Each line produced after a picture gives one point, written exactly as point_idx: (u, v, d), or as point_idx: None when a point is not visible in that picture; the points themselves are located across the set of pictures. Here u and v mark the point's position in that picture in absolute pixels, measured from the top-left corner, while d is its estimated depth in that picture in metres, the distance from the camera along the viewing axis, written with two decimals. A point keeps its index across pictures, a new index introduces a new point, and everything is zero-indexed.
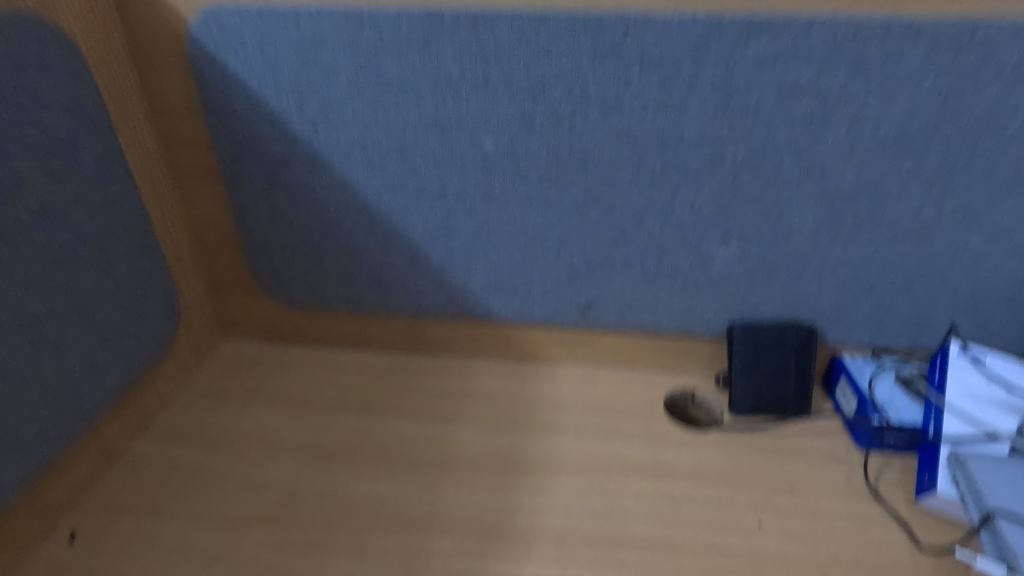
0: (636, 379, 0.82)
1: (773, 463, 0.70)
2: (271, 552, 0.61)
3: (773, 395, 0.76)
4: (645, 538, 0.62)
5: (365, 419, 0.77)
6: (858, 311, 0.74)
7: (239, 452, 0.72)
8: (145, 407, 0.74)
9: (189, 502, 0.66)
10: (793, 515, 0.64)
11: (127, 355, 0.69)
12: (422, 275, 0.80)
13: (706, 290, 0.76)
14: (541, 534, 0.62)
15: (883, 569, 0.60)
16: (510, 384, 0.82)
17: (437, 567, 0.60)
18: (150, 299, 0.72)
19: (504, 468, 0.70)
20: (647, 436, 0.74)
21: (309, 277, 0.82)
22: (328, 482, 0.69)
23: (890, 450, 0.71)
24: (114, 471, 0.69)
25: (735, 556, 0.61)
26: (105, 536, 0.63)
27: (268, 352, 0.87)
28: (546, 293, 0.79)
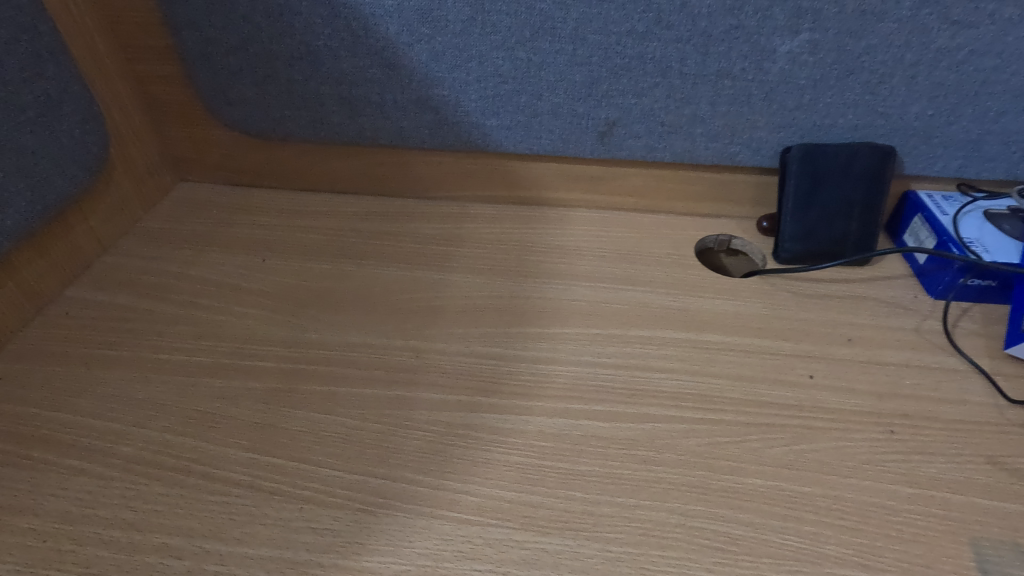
0: (663, 224, 0.69)
1: (826, 311, 0.59)
2: (226, 402, 0.51)
3: (830, 236, 0.62)
4: (673, 390, 0.51)
5: (340, 265, 0.65)
6: (953, 127, 0.58)
7: (192, 297, 0.61)
8: (79, 247, 0.63)
9: (130, 349, 0.56)
10: (852, 367, 0.53)
11: (39, 175, 0.56)
12: (401, 88, 0.64)
13: (760, 103, 0.60)
14: (547, 386, 0.52)
15: (965, 423, 0.49)
16: (512, 229, 0.69)
17: (422, 418, 0.49)
18: (59, 105, 0.57)
19: (504, 317, 0.59)
20: (676, 284, 0.62)
21: (265, 92, 0.66)
22: (294, 329, 0.58)
23: (971, 298, 0.59)
24: (43, 316, 0.59)
25: (784, 408, 0.50)
26: (30, 384, 0.53)
27: (227, 196, 0.74)
28: (557, 111, 0.63)
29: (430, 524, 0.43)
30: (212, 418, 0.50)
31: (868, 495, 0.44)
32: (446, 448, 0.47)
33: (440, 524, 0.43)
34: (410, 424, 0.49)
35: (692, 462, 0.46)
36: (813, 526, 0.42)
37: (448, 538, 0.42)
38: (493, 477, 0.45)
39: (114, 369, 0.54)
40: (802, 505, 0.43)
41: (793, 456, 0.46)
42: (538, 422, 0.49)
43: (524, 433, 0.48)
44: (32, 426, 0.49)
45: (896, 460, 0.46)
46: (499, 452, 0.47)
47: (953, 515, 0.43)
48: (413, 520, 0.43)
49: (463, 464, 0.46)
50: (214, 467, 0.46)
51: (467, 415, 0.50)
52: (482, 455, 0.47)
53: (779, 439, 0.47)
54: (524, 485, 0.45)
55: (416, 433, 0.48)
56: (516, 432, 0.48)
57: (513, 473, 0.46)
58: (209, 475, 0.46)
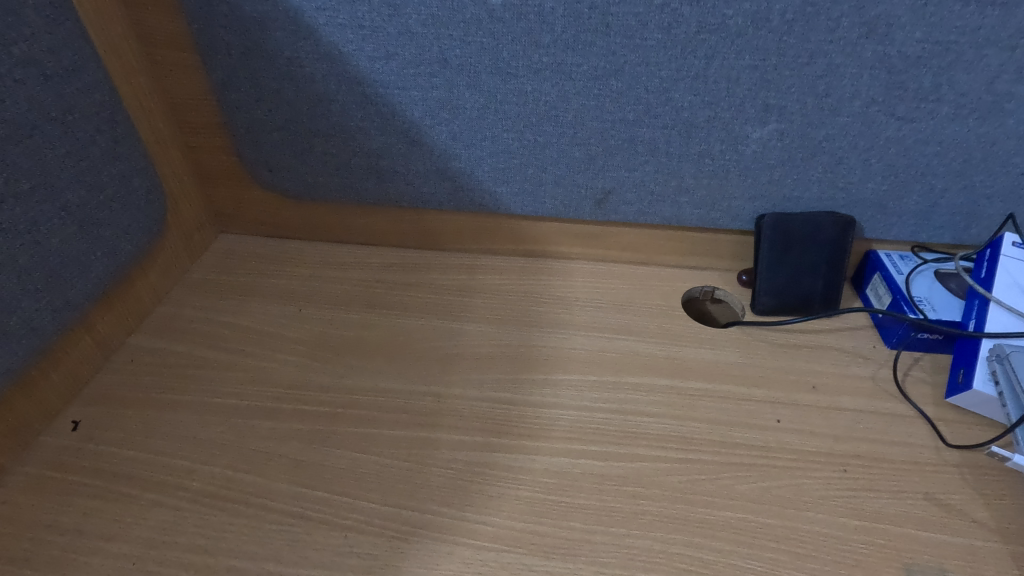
0: (654, 277, 0.78)
1: (795, 360, 0.67)
2: (276, 441, 0.60)
3: (799, 292, 0.71)
4: (659, 432, 0.60)
5: (368, 314, 0.74)
6: (905, 200, 0.67)
7: (239, 345, 0.70)
8: (140, 300, 0.72)
9: (191, 393, 0.65)
10: (814, 411, 0.62)
11: (113, 243, 0.65)
12: (423, 160, 0.73)
13: (736, 177, 0.69)
14: (551, 428, 0.60)
15: (907, 463, 0.57)
16: (520, 281, 0.78)
17: (444, 457, 0.58)
18: (131, 182, 0.66)
19: (513, 364, 0.67)
20: (664, 333, 0.71)
21: (303, 161, 0.75)
22: (330, 375, 0.67)
23: (921, 348, 0.67)
24: (113, 362, 0.67)
25: (754, 449, 0.58)
26: (107, 424, 0.61)
27: (264, 248, 0.83)
28: (559, 182, 0.72)
29: (453, 550, 0.51)
30: (265, 457, 0.58)
31: (821, 526, 0.52)
32: (465, 483, 0.56)
33: (462, 550, 0.51)
34: (434, 463, 0.57)
35: (674, 497, 0.54)
36: (773, 553, 0.51)
37: (469, 562, 0.50)
38: (505, 509, 0.54)
39: (178, 412, 0.63)
40: (765, 535, 0.52)
41: (759, 491, 0.55)
42: (544, 461, 0.57)
43: (531, 470, 0.57)
44: (114, 464, 0.58)
45: (847, 496, 0.54)
46: (510, 487, 0.55)
47: (892, 544, 0.51)
48: (439, 546, 0.51)
49: (480, 497, 0.55)
50: (269, 499, 0.55)
51: (482, 454, 0.58)
52: (496, 490, 0.55)
53: (749, 477, 0.56)
54: (532, 516, 0.53)
55: (439, 470, 0.57)
56: (525, 469, 0.57)
57: (522, 505, 0.54)
58: (266, 507, 0.54)
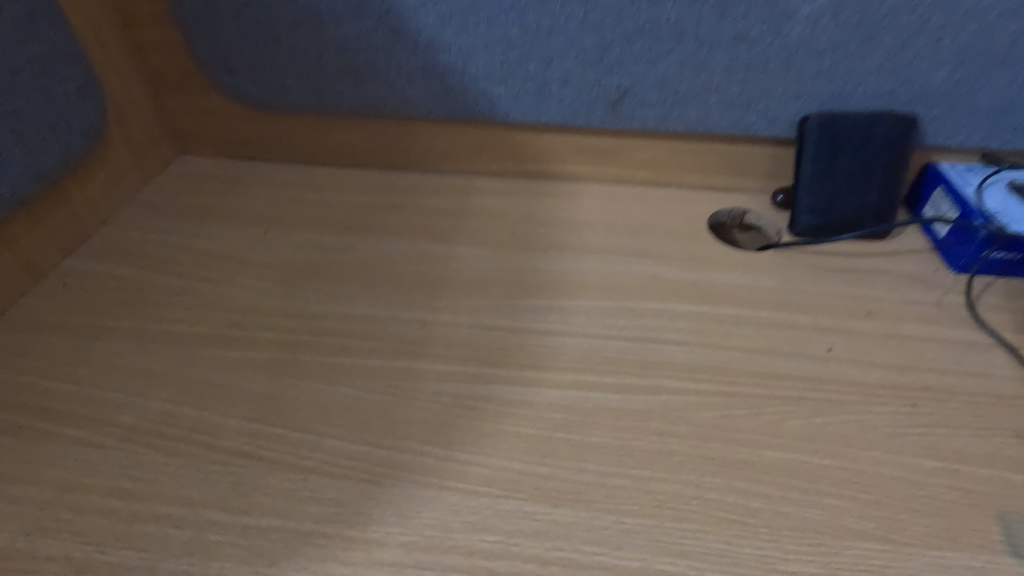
0: (675, 198, 0.67)
1: (844, 285, 0.57)
2: (228, 372, 0.50)
3: (846, 209, 0.60)
4: (687, 362, 0.50)
5: (344, 237, 0.63)
6: (979, 94, 0.56)
7: (192, 270, 0.60)
8: (77, 218, 0.61)
9: (131, 320, 0.55)
10: (871, 340, 0.52)
11: (35, 142, 0.54)
12: (406, 54, 0.62)
13: (778, 68, 0.58)
14: (558, 358, 0.50)
15: (989, 397, 0.47)
16: (520, 202, 0.67)
17: (429, 389, 0.48)
18: (56, 72, 0.56)
19: (512, 289, 0.57)
20: (689, 257, 0.60)
21: (266, 57, 0.64)
22: (297, 301, 0.56)
23: (993, 272, 0.57)
24: (42, 286, 0.57)
25: (802, 380, 0.48)
26: (28, 353, 0.52)
27: (227, 169, 0.72)
28: (568, 79, 0.61)
29: (438, 496, 0.41)
30: (213, 390, 0.48)
31: (890, 468, 0.43)
32: (454, 420, 0.46)
33: (449, 496, 0.41)
34: (416, 397, 0.48)
35: (708, 435, 0.45)
36: (833, 499, 0.41)
37: (457, 509, 0.41)
38: (502, 448, 0.44)
39: (113, 340, 0.53)
40: (821, 478, 0.42)
41: (811, 428, 0.45)
42: (549, 394, 0.48)
43: (534, 404, 0.47)
44: (31, 397, 0.48)
45: (918, 434, 0.45)
46: (508, 424, 0.46)
47: (977, 488, 0.41)
48: (420, 491, 0.42)
49: (472, 435, 0.45)
50: (215, 436, 0.45)
51: (475, 386, 0.48)
52: (491, 427, 0.45)
53: (798, 412, 0.46)
54: (535, 457, 0.43)
55: (423, 405, 0.47)
56: (526, 403, 0.47)
57: (523, 444, 0.44)
58: (211, 446, 0.45)
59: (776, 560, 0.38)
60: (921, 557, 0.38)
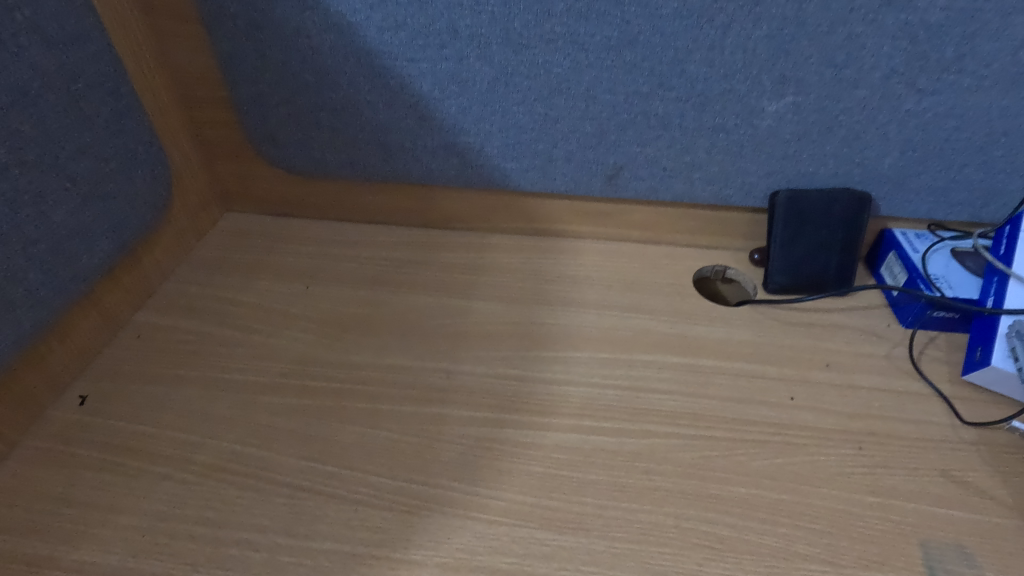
0: (664, 255, 0.77)
1: (808, 338, 0.66)
2: (284, 416, 0.59)
3: (812, 271, 0.70)
4: (671, 409, 0.59)
5: (376, 292, 0.73)
6: (923, 176, 0.66)
7: (246, 322, 0.69)
8: (146, 276, 0.71)
9: (198, 368, 0.64)
10: (828, 389, 0.61)
11: (119, 217, 0.64)
12: (431, 135, 0.72)
13: (751, 152, 0.67)
14: (562, 404, 0.60)
15: (923, 440, 0.56)
16: (529, 258, 0.77)
17: (454, 433, 0.57)
18: (135, 156, 0.66)
19: (522, 342, 0.67)
20: (675, 311, 0.70)
21: (310, 136, 0.74)
22: (338, 351, 0.66)
23: (937, 327, 0.66)
24: (120, 338, 0.67)
25: (767, 425, 0.58)
26: (114, 399, 0.61)
27: (269, 227, 0.82)
28: (571, 157, 0.71)
29: (465, 524, 0.51)
30: (273, 432, 0.58)
31: (836, 502, 0.52)
32: (476, 460, 0.55)
33: (474, 524, 0.51)
34: (444, 439, 0.57)
35: (686, 473, 0.54)
36: (788, 528, 0.50)
37: (480, 536, 0.50)
38: (517, 484, 0.53)
39: (185, 387, 0.62)
40: (779, 510, 0.51)
41: (773, 468, 0.54)
42: (555, 436, 0.57)
43: (543, 446, 0.56)
44: (121, 438, 0.57)
45: (861, 473, 0.54)
46: (521, 463, 0.55)
47: (907, 519, 0.51)
48: (450, 520, 0.51)
49: (490, 472, 0.54)
50: (278, 473, 0.54)
51: (492, 430, 0.58)
52: (507, 466, 0.55)
53: (763, 453, 0.55)
54: (543, 491, 0.53)
55: (449, 446, 0.56)
56: (536, 445, 0.56)
57: (533, 481, 0.54)
58: (275, 482, 0.54)
59: None
60: None
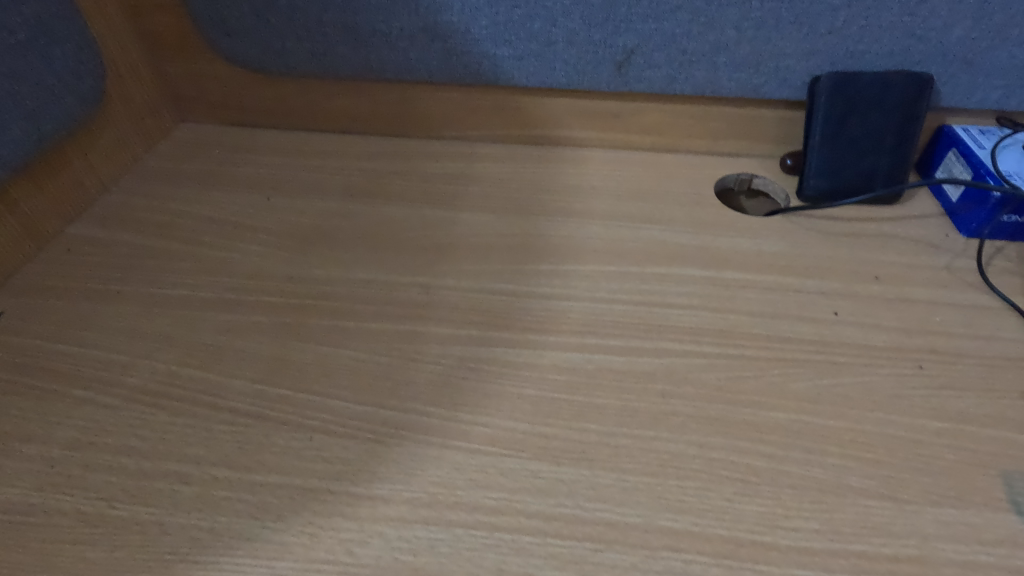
0: (682, 163, 0.66)
1: (853, 248, 0.56)
2: (233, 334, 0.50)
3: (857, 173, 0.59)
4: (691, 326, 0.50)
5: (346, 203, 0.63)
6: (996, 52, 0.55)
7: (194, 234, 0.60)
8: (78, 183, 0.61)
9: (135, 284, 0.55)
10: (879, 304, 0.51)
11: (34, 104, 0.54)
12: (408, 15, 0.60)
13: (789, 26, 0.56)
14: (561, 321, 0.50)
15: (997, 359, 0.47)
16: (525, 168, 0.66)
17: (432, 352, 0.48)
18: (52, 31, 0.55)
19: (514, 254, 0.57)
20: (695, 221, 0.60)
21: (266, 19, 0.63)
22: (300, 266, 0.56)
23: (1005, 236, 0.56)
24: (46, 252, 0.57)
25: (806, 343, 0.48)
26: (34, 316, 0.52)
27: (229, 136, 0.72)
28: (572, 40, 0.60)
29: (442, 454, 0.42)
30: (218, 353, 0.49)
31: (893, 428, 0.42)
32: (457, 381, 0.46)
33: (453, 454, 0.42)
34: (420, 359, 0.48)
35: (712, 396, 0.45)
36: (836, 459, 0.41)
37: (460, 467, 0.41)
38: (505, 408, 0.44)
39: (119, 304, 0.53)
40: (825, 438, 0.42)
41: (816, 390, 0.45)
42: (552, 355, 0.48)
43: (537, 366, 0.47)
44: (39, 359, 0.49)
45: (923, 395, 0.44)
46: (511, 385, 0.46)
47: (981, 448, 0.41)
48: (424, 449, 0.42)
49: (474, 396, 0.45)
50: (220, 397, 0.45)
51: (478, 349, 0.48)
52: (494, 388, 0.46)
53: (803, 374, 0.46)
54: (538, 417, 0.44)
55: (425, 367, 0.47)
56: (529, 365, 0.47)
57: (526, 404, 0.44)
58: (217, 406, 0.45)
59: (777, 516, 0.38)
60: (924, 517, 0.38)
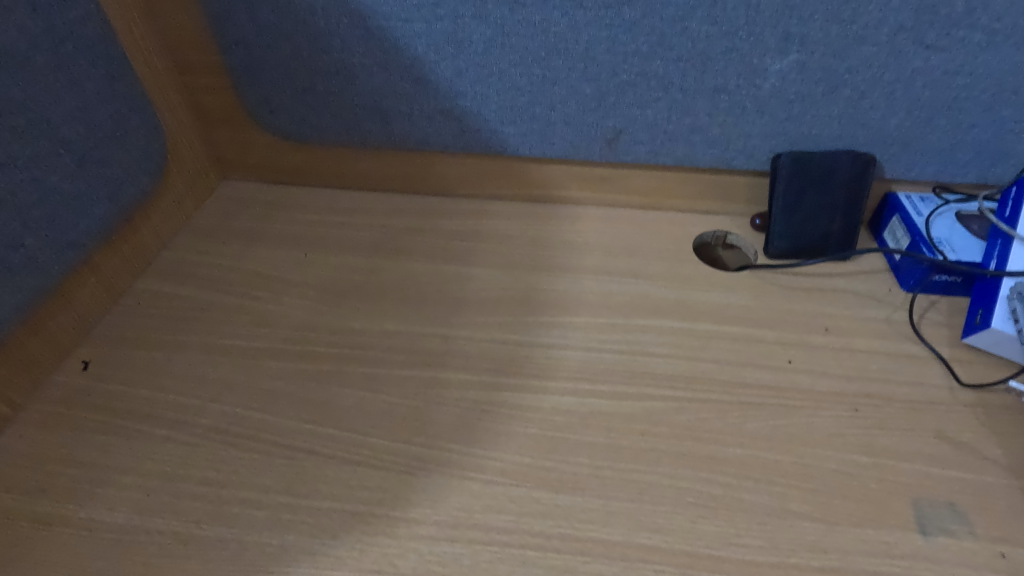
0: (665, 221, 0.76)
1: (808, 302, 0.66)
2: (284, 380, 0.60)
3: (813, 235, 0.69)
4: (667, 372, 0.59)
5: (374, 259, 0.73)
6: (928, 137, 0.65)
7: (245, 288, 0.69)
8: (145, 244, 0.71)
9: (198, 333, 0.65)
10: (827, 352, 0.61)
11: (115, 184, 0.64)
12: (428, 100, 0.70)
13: (753, 113, 0.66)
14: (560, 369, 0.60)
15: (920, 403, 0.56)
16: (528, 226, 0.76)
17: (452, 396, 0.58)
18: (128, 121, 0.65)
19: (519, 307, 0.66)
20: (674, 276, 0.69)
21: (305, 101, 0.73)
22: (337, 317, 0.66)
23: (938, 291, 0.66)
24: (121, 305, 0.67)
25: (763, 388, 0.58)
26: (117, 364, 0.62)
27: (268, 194, 0.82)
28: (569, 121, 0.70)
29: (462, 484, 0.51)
30: (273, 396, 0.58)
31: (830, 462, 0.52)
32: (474, 421, 0.56)
33: (471, 484, 0.51)
34: (442, 402, 0.57)
35: (683, 434, 0.54)
36: (781, 487, 0.51)
37: (477, 495, 0.51)
38: (513, 444, 0.54)
39: (187, 353, 0.63)
40: (773, 470, 0.52)
41: (769, 429, 0.54)
42: (551, 399, 0.57)
43: (539, 408, 0.57)
44: (124, 402, 0.58)
45: (857, 433, 0.54)
46: (518, 424, 0.55)
47: (900, 479, 0.51)
48: (448, 480, 0.52)
49: (487, 434, 0.55)
50: (278, 435, 0.55)
51: (490, 392, 0.58)
52: (504, 427, 0.55)
53: (759, 414, 0.56)
54: (540, 452, 0.53)
55: (446, 409, 0.57)
56: (532, 407, 0.57)
57: (530, 441, 0.54)
58: (277, 443, 0.55)
59: (731, 535, 0.48)
60: (848, 535, 0.48)
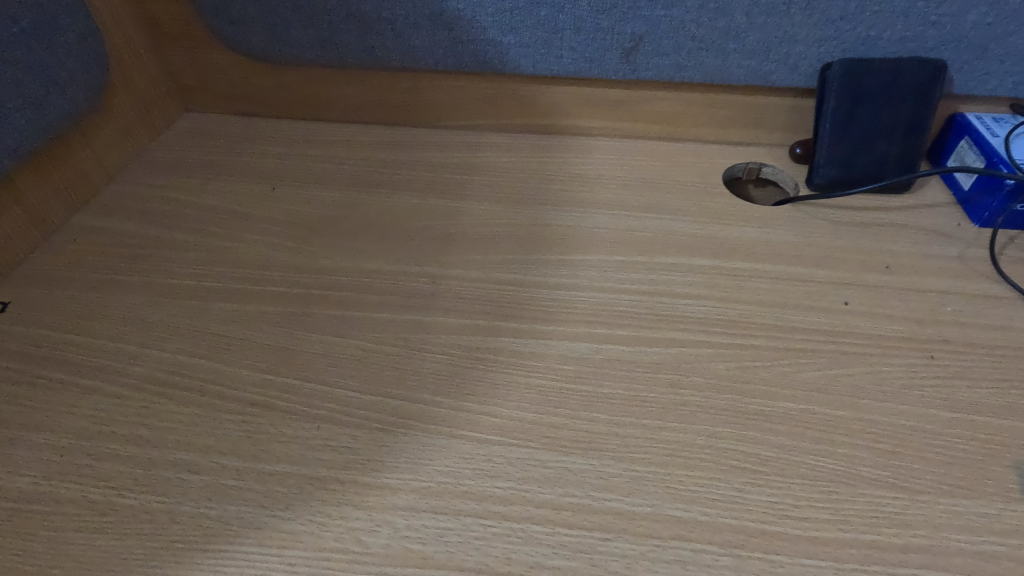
0: (689, 152, 0.66)
1: (863, 238, 0.56)
2: (238, 324, 0.50)
3: (869, 160, 0.58)
4: (699, 316, 0.49)
5: (352, 193, 0.62)
6: (1011, 39, 0.54)
7: (200, 224, 0.59)
8: (83, 173, 0.61)
9: (141, 272, 0.55)
10: (891, 293, 0.51)
11: (39, 93, 0.54)
12: (413, 2, 0.60)
13: (800, 12, 0.55)
14: (570, 312, 0.50)
15: (1011, 350, 0.46)
16: (531, 157, 0.66)
17: (440, 342, 0.48)
18: (55, 17, 0.54)
19: (520, 244, 0.56)
20: (703, 211, 0.59)
21: (269, 6, 0.62)
22: (306, 256, 0.56)
23: (1018, 226, 0.56)
24: (53, 241, 0.57)
25: (816, 333, 0.48)
26: (42, 306, 0.52)
27: (232, 126, 0.71)
28: (579, 27, 0.59)
29: (449, 444, 0.42)
30: (224, 342, 0.49)
31: (905, 419, 0.42)
32: (465, 371, 0.46)
33: (461, 444, 0.42)
34: (427, 348, 0.47)
35: (722, 386, 0.44)
36: (845, 448, 0.41)
37: (468, 457, 0.41)
38: (514, 397, 0.44)
39: (126, 294, 0.53)
40: (835, 429, 0.42)
41: (826, 381, 0.44)
42: (559, 346, 0.47)
43: (545, 356, 0.47)
44: (46, 348, 0.49)
45: (935, 385, 0.44)
46: (519, 375, 0.45)
47: (994, 439, 0.41)
48: (432, 438, 0.42)
49: (482, 386, 0.45)
50: (227, 386, 0.45)
51: (485, 338, 0.48)
52: (502, 378, 0.45)
53: (813, 364, 0.46)
54: (546, 406, 0.43)
55: (432, 356, 0.47)
56: (536, 355, 0.47)
57: (533, 394, 0.44)
58: (224, 395, 0.45)
59: (787, 506, 0.38)
60: (936, 507, 0.38)
